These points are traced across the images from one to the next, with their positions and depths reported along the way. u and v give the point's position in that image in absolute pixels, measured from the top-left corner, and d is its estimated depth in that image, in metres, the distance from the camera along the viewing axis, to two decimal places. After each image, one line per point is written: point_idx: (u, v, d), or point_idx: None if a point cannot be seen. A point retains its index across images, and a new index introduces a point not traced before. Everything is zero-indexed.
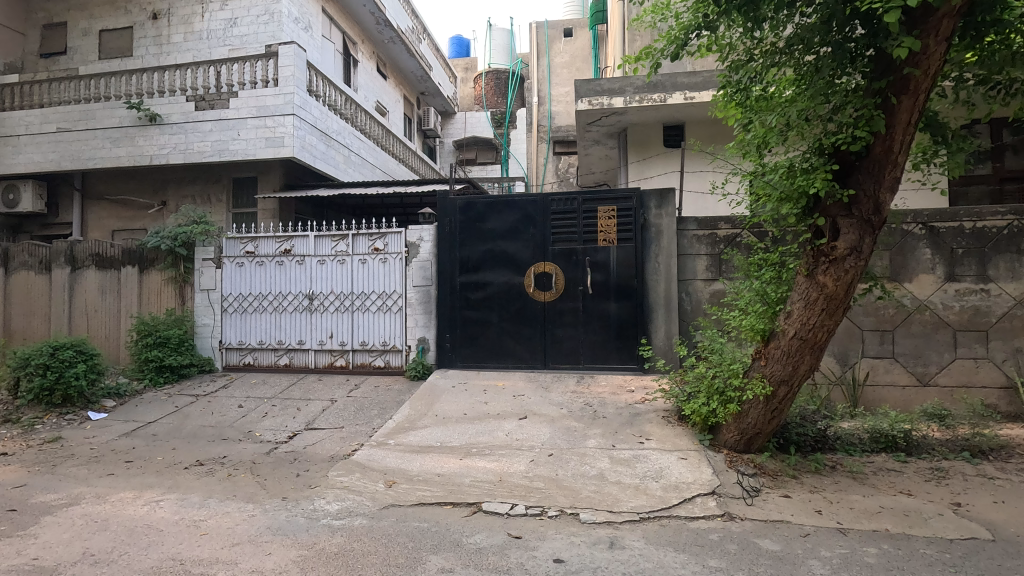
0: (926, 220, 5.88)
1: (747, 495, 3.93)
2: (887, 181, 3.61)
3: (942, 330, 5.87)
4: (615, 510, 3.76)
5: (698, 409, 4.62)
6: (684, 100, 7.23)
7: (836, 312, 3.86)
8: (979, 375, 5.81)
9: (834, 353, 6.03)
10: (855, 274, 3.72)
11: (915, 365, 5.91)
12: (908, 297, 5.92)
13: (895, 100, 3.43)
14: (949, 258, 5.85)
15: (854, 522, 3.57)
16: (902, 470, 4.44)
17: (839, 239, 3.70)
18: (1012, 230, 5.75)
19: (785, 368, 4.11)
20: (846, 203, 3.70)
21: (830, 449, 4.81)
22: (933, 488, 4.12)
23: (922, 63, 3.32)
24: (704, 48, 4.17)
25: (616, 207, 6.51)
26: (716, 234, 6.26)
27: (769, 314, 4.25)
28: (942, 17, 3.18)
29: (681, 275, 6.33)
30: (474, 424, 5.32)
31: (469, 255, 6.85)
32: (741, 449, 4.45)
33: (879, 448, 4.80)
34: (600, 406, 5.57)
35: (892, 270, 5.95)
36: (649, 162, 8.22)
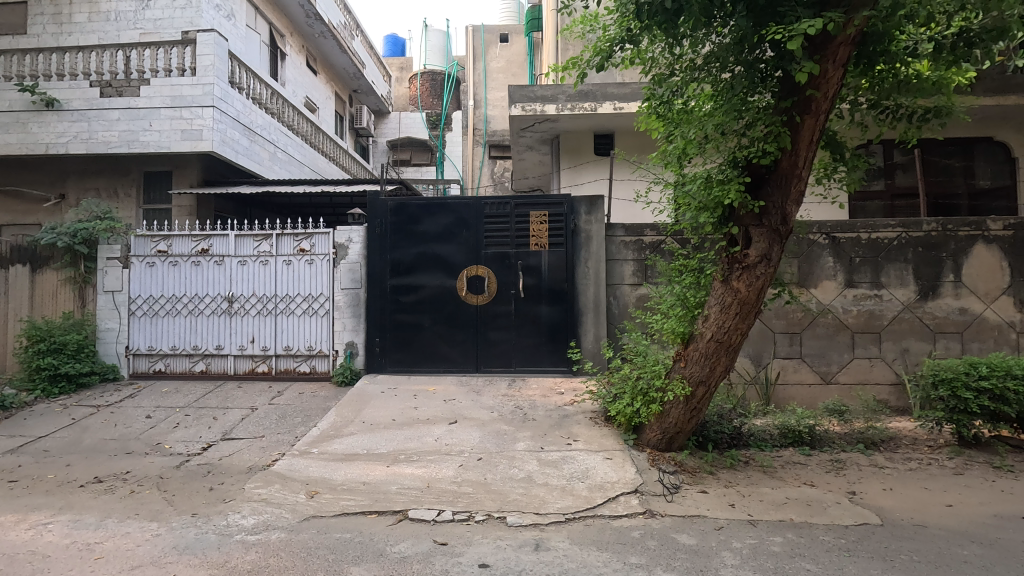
0: (829, 231, 6.36)
1: (667, 492, 4.09)
2: (793, 194, 3.87)
3: (843, 332, 6.38)
4: (541, 512, 3.79)
5: (623, 410, 4.76)
6: (614, 110, 7.45)
7: (748, 316, 4.10)
8: (874, 373, 6.36)
9: (749, 354, 6.41)
10: (765, 281, 3.97)
11: (819, 364, 6.39)
12: (813, 301, 6.39)
13: (799, 119, 3.69)
14: (849, 265, 6.37)
15: (763, 513, 3.80)
16: (806, 463, 4.78)
17: (751, 248, 3.94)
18: (900, 241, 6.35)
19: (703, 369, 4.32)
20: (758, 214, 3.94)
21: (744, 445, 5.10)
22: (832, 478, 4.47)
23: (822, 85, 3.60)
24: (628, 61, 4.30)
25: (547, 212, 6.61)
26: (643, 240, 6.51)
27: (689, 317, 4.46)
28: (840, 44, 3.47)
29: (609, 279, 6.54)
30: (403, 430, 5.22)
31: (401, 258, 6.73)
32: (663, 447, 4.64)
33: (787, 443, 5.14)
34: (531, 409, 5.63)
35: (800, 276, 6.40)
36: (581, 168, 8.42)
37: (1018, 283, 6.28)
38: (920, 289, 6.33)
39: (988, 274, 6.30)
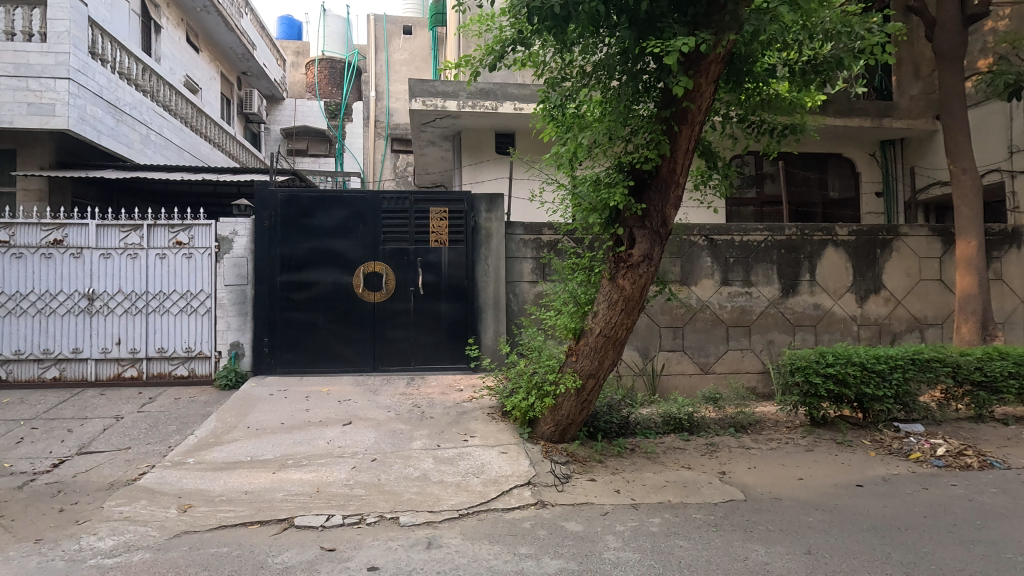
0: (707, 233, 6.92)
1: (558, 482, 4.24)
2: (671, 199, 4.16)
3: (719, 326, 6.97)
4: (435, 510, 3.78)
5: (519, 405, 4.86)
6: (513, 110, 7.59)
7: (632, 312, 4.36)
8: (744, 363, 7.02)
9: (637, 348, 6.81)
10: (647, 279, 4.24)
11: (698, 356, 6.94)
12: (693, 298, 6.92)
13: (677, 128, 3.99)
14: (724, 265, 6.96)
15: (645, 497, 4.06)
16: (684, 448, 5.17)
17: (634, 248, 4.19)
18: (766, 243, 7.05)
19: (592, 362, 4.53)
20: (640, 216, 4.20)
21: (631, 433, 5.43)
22: (706, 460, 4.88)
23: (696, 99, 3.91)
24: (521, 63, 4.40)
25: (447, 208, 6.57)
26: (541, 239, 6.71)
27: (580, 314, 4.66)
28: (711, 62, 3.79)
29: (509, 277, 6.66)
30: (292, 434, 4.96)
31: (292, 253, 6.38)
32: (556, 439, 4.82)
33: (669, 429, 5.55)
34: (429, 407, 5.58)
35: (682, 275, 6.90)
36: (482, 166, 8.47)
37: (859, 282, 7.22)
38: (782, 288, 7.07)
39: (836, 274, 7.18)
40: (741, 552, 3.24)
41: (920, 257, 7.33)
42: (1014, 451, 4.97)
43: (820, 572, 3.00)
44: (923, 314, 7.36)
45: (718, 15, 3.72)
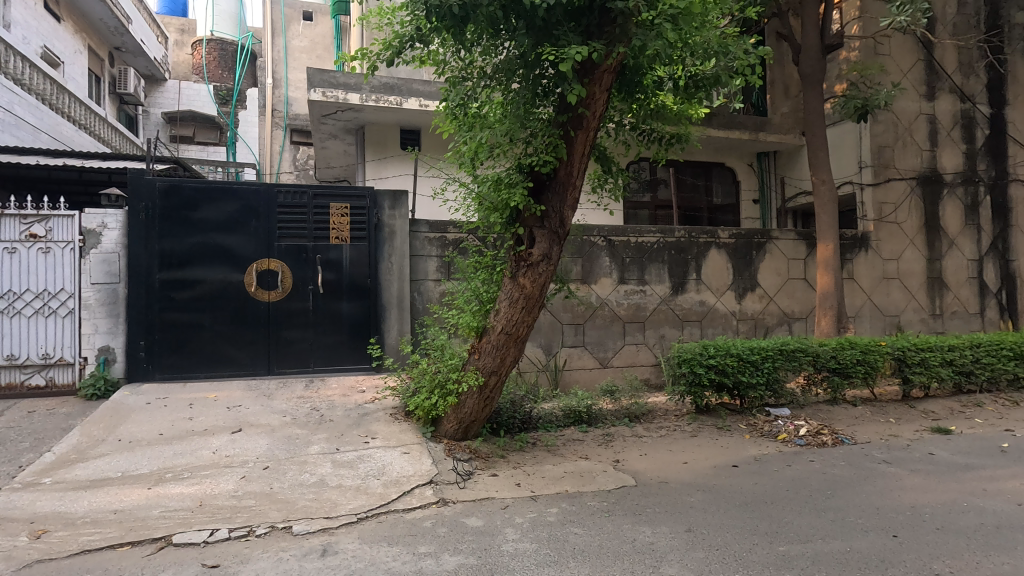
0: (606, 234, 7.26)
1: (460, 479, 4.27)
2: (569, 200, 4.32)
3: (616, 323, 7.35)
4: (332, 516, 3.65)
5: (421, 404, 4.82)
6: (419, 107, 7.52)
7: (533, 309, 4.49)
8: (639, 357, 7.45)
9: (540, 344, 7.01)
10: (546, 278, 4.39)
11: (598, 351, 7.27)
12: (593, 296, 7.25)
13: (573, 133, 4.16)
14: (621, 264, 7.35)
15: (544, 488, 4.20)
16: (583, 439, 5.41)
17: (534, 247, 4.33)
18: (659, 244, 7.53)
19: (494, 360, 4.62)
20: (540, 217, 4.33)
21: (533, 428, 5.59)
22: (602, 450, 5.14)
23: (590, 106, 4.11)
24: (420, 60, 4.37)
25: (348, 204, 6.35)
26: (446, 237, 6.71)
27: (483, 312, 4.73)
28: (604, 72, 4.02)
29: (413, 275, 6.59)
30: (173, 445, 4.57)
31: (173, 248, 5.87)
32: (459, 436, 4.85)
33: (569, 422, 5.79)
34: (328, 410, 5.38)
35: (582, 273, 7.20)
36: (386, 162, 8.28)
37: (738, 280, 7.92)
38: (673, 286, 7.59)
39: (719, 273, 7.83)
40: (630, 534, 3.44)
41: (788, 258, 8.18)
42: (860, 429, 5.69)
43: (698, 546, 3.26)
44: (791, 309, 8.22)
45: (609, 27, 3.94)
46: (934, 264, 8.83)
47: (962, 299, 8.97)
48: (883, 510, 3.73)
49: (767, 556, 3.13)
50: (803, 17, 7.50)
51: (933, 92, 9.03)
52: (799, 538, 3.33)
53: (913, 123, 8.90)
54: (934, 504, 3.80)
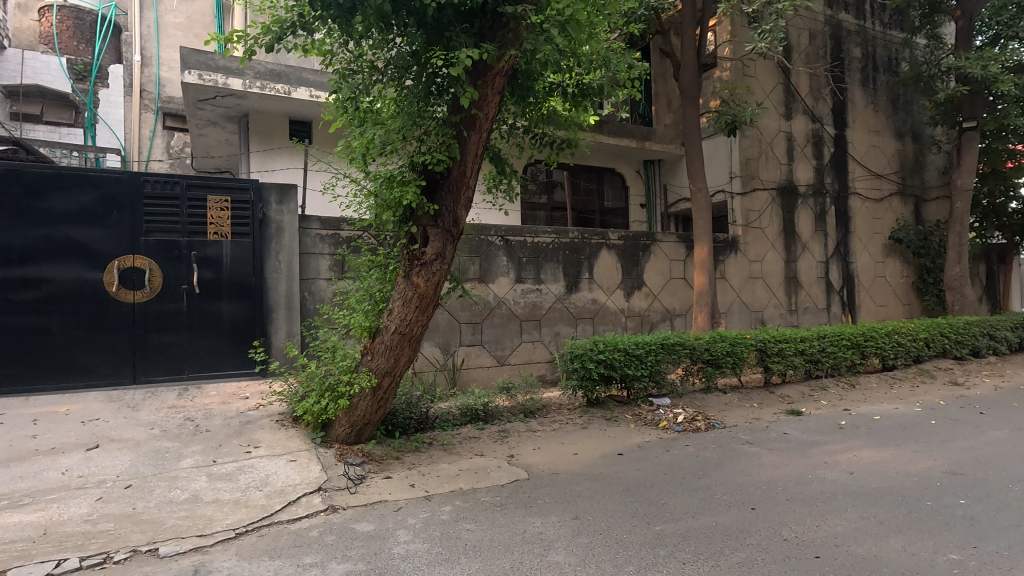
0: (503, 234, 7.39)
1: (351, 484, 4.15)
2: (462, 200, 4.36)
3: (513, 321, 7.51)
4: (206, 533, 3.38)
5: (310, 409, 4.61)
6: (309, 97, 7.19)
7: (427, 308, 4.47)
8: (535, 354, 7.67)
9: (438, 344, 6.99)
10: (440, 277, 4.39)
11: (495, 349, 7.39)
12: (491, 295, 7.35)
13: (466, 133, 4.21)
14: (518, 264, 7.52)
15: (439, 487, 4.20)
16: (479, 436, 5.48)
17: (427, 246, 4.32)
18: (554, 245, 7.79)
19: (388, 360, 4.54)
20: (433, 215, 4.32)
21: (429, 428, 5.57)
22: (497, 446, 5.24)
23: (483, 107, 4.19)
24: (305, 49, 4.18)
25: (229, 197, 5.90)
26: (339, 234, 6.51)
27: (376, 312, 4.64)
28: (496, 74, 4.11)
29: (303, 274, 6.30)
30: (11, 467, 3.98)
31: (12, 242, 5.12)
32: (352, 440, 4.71)
33: (466, 420, 5.86)
34: (205, 419, 4.98)
35: (480, 273, 7.27)
36: (273, 153, 7.79)
37: (626, 279, 8.41)
38: (567, 285, 7.89)
39: (610, 273, 8.26)
40: (520, 526, 3.54)
41: (670, 259, 8.83)
42: (729, 414, 6.29)
43: (584, 532, 3.43)
44: (673, 306, 8.88)
45: (501, 31, 4.03)
46: (791, 265, 9.97)
47: (813, 296, 10.21)
48: (744, 486, 4.16)
49: (644, 536, 3.36)
50: (682, 36, 8.11)
51: (790, 112, 10.18)
52: (673, 517, 3.62)
53: (774, 139, 9.97)
54: (784, 478, 4.30)
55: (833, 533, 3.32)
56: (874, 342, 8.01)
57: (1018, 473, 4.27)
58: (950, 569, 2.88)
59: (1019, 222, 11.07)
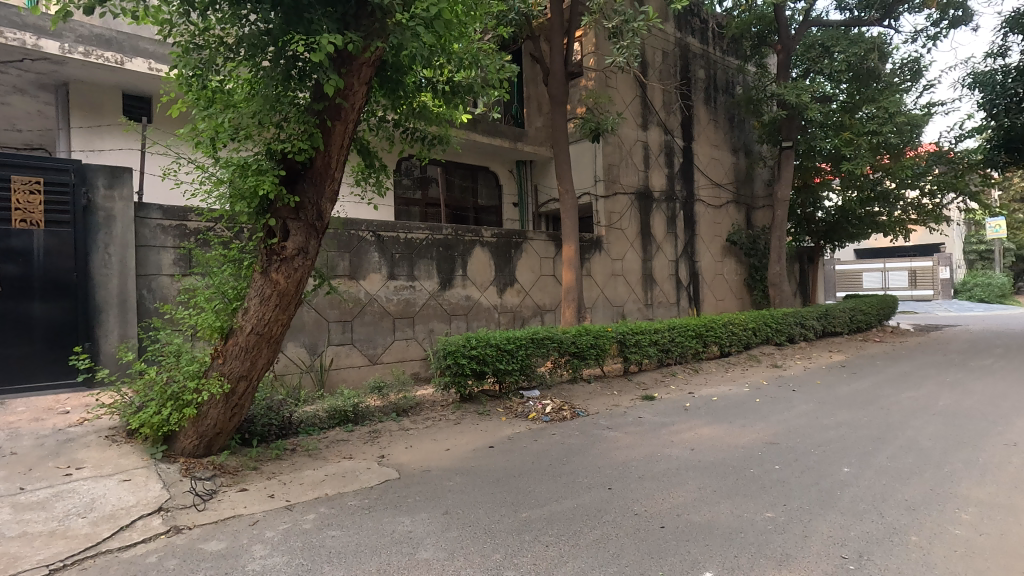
0: (374, 229, 7.19)
1: (199, 501, 3.77)
2: (327, 193, 4.19)
3: (385, 318, 7.34)
4: (8, 574, 2.85)
5: (148, 421, 4.11)
6: (147, 70, 6.41)
7: (289, 306, 4.21)
8: (409, 352, 7.56)
9: (304, 344, 6.60)
10: (303, 273, 4.16)
11: (367, 348, 7.16)
12: (362, 292, 7.11)
13: (330, 123, 4.04)
14: (390, 260, 7.36)
15: (301, 495, 3.98)
16: (347, 439, 5.28)
17: (288, 240, 4.06)
18: (427, 241, 7.74)
19: (244, 363, 4.19)
20: (294, 208, 4.09)
21: (293, 433, 5.27)
22: (367, 447, 5.09)
23: (349, 97, 4.04)
24: (137, 15, 3.71)
25: (42, 179, 5.02)
26: (186, 226, 5.89)
27: (229, 311, 4.28)
28: (362, 64, 3.99)
29: (141, 269, 5.57)
30: None
31: None
32: (200, 453, 4.29)
33: (334, 423, 5.61)
34: (10, 440, 4.20)
35: (350, 269, 7.00)
36: (101, 131, 6.81)
37: (499, 276, 8.61)
38: (441, 281, 7.89)
39: (483, 269, 8.40)
40: (388, 528, 3.47)
41: (540, 257, 9.20)
42: (592, 402, 6.73)
43: (453, 526, 3.46)
44: (543, 302, 9.26)
45: (367, 20, 3.92)
46: (647, 263, 10.90)
47: (666, 292, 11.27)
48: (603, 468, 4.48)
49: (511, 524, 3.48)
50: (550, 44, 8.46)
51: (646, 123, 11.11)
52: (539, 503, 3.80)
53: (632, 147, 10.82)
54: (637, 458, 4.70)
55: (676, 504, 3.71)
56: (714, 332, 9.05)
57: (818, 439, 5.10)
58: (765, 526, 3.35)
59: (823, 229, 13.12)
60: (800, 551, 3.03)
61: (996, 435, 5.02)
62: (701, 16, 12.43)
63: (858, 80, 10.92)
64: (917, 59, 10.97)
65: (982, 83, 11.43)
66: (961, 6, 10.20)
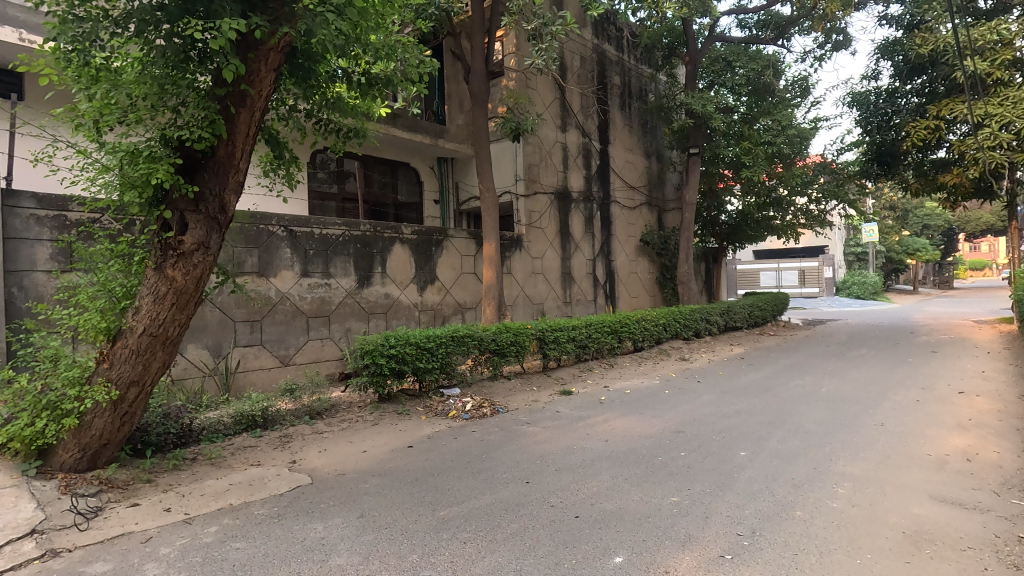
0: (286, 224, 6.86)
1: (82, 520, 3.42)
2: (231, 184, 3.95)
3: (298, 318, 7.02)
4: None
5: (17, 434, 3.67)
6: (18, 41, 5.74)
7: (187, 305, 3.92)
8: (324, 352, 7.28)
9: (207, 346, 6.17)
10: (203, 269, 3.88)
11: (278, 349, 6.81)
12: (272, 290, 6.75)
13: (234, 110, 3.81)
14: (303, 257, 7.05)
15: (201, 508, 3.71)
16: (256, 445, 5.01)
17: (186, 234, 3.78)
18: (343, 237, 7.48)
19: (134, 367, 3.86)
20: (194, 199, 3.82)
21: (193, 441, 4.93)
22: (278, 453, 4.84)
23: (255, 83, 3.83)
24: None
25: None
26: (66, 217, 5.30)
27: (117, 310, 3.92)
28: (270, 49, 3.78)
29: (10, 265, 4.94)
30: None
31: None
32: (84, 467, 3.89)
33: (240, 429, 5.30)
34: None
35: (259, 265, 6.64)
36: None
37: (419, 274, 8.49)
38: (358, 279, 7.66)
39: (403, 267, 8.25)
40: (299, 535, 3.33)
41: (461, 254, 9.18)
42: (512, 398, 6.81)
43: (368, 529, 3.37)
44: (464, 300, 9.25)
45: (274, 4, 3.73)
46: (565, 262, 11.19)
47: (583, 289, 11.63)
48: (521, 462, 4.56)
49: (429, 523, 3.46)
50: (471, 41, 8.45)
51: (565, 125, 11.40)
52: (457, 501, 3.79)
53: (552, 148, 11.05)
54: (554, 451, 4.82)
55: (591, 493, 3.85)
56: (628, 328, 9.45)
57: (719, 426, 5.47)
58: (671, 509, 3.56)
59: (726, 231, 14.05)
60: (702, 532, 3.24)
61: (867, 417, 5.64)
62: (616, 24, 12.92)
63: (757, 93, 11.80)
64: (806, 77, 12.07)
65: (859, 102, 12.78)
66: (841, 31, 11.32)
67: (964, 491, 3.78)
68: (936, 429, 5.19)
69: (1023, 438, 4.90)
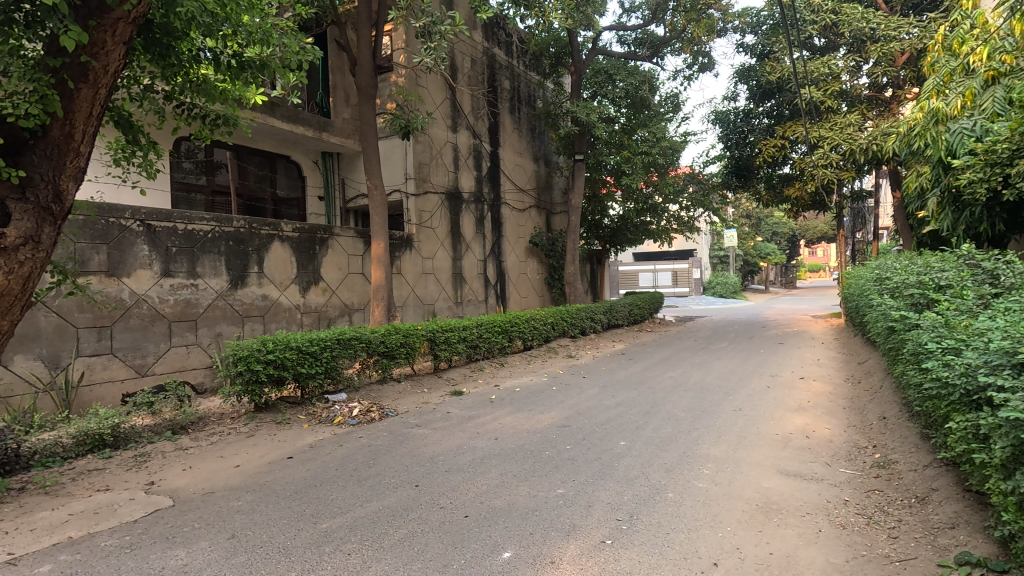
0: (143, 218, 6.14)
1: None
2: (69, 170, 3.46)
3: (157, 322, 6.30)
4: None
5: None
6: None
7: (11, 310, 3.35)
8: (189, 360, 6.61)
9: (41, 356, 5.35)
10: (33, 267, 3.34)
11: (132, 358, 6.07)
12: (125, 292, 6.00)
13: (73, 86, 3.33)
14: (164, 255, 6.34)
15: (30, 545, 3.18)
16: (104, 466, 4.42)
17: (8, 227, 3.23)
18: (213, 234, 6.84)
19: None
20: (19, 185, 3.28)
21: (21, 468, 4.26)
22: (133, 474, 4.31)
23: (99, 57, 3.36)
24: None
25: None
26: None
27: None
28: (117, 19, 3.35)
29: None
30: None
31: None
32: None
33: (83, 451, 4.65)
34: None
35: (108, 264, 5.87)
36: None
37: (301, 274, 8.00)
38: (232, 280, 7.04)
39: (282, 267, 7.73)
40: (157, 564, 2.98)
41: (347, 254, 8.80)
42: (401, 401, 6.65)
43: (240, 550, 3.11)
44: (350, 301, 8.87)
45: None
46: (456, 262, 11.18)
47: (474, 290, 11.69)
48: (409, 466, 4.46)
49: (309, 537, 3.26)
50: (358, 33, 8.13)
51: (455, 125, 11.38)
52: (341, 511, 3.62)
53: (442, 148, 10.97)
54: (444, 452, 4.79)
55: (480, 492, 3.87)
56: (517, 328, 9.65)
57: (600, 419, 5.76)
58: (557, 501, 3.68)
59: (608, 234, 14.82)
60: (585, 520, 3.39)
61: (727, 403, 6.27)
62: (505, 29, 13.14)
63: (634, 106, 12.65)
64: (677, 94, 13.14)
65: (721, 120, 14.21)
66: (706, 54, 12.48)
67: (803, 463, 4.33)
68: (782, 411, 5.91)
69: (847, 416, 5.72)
